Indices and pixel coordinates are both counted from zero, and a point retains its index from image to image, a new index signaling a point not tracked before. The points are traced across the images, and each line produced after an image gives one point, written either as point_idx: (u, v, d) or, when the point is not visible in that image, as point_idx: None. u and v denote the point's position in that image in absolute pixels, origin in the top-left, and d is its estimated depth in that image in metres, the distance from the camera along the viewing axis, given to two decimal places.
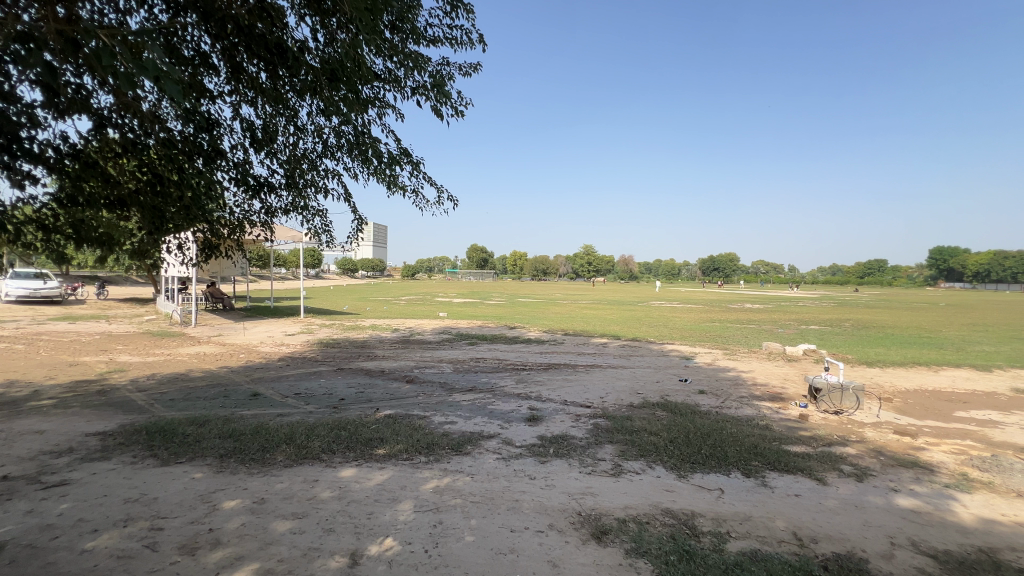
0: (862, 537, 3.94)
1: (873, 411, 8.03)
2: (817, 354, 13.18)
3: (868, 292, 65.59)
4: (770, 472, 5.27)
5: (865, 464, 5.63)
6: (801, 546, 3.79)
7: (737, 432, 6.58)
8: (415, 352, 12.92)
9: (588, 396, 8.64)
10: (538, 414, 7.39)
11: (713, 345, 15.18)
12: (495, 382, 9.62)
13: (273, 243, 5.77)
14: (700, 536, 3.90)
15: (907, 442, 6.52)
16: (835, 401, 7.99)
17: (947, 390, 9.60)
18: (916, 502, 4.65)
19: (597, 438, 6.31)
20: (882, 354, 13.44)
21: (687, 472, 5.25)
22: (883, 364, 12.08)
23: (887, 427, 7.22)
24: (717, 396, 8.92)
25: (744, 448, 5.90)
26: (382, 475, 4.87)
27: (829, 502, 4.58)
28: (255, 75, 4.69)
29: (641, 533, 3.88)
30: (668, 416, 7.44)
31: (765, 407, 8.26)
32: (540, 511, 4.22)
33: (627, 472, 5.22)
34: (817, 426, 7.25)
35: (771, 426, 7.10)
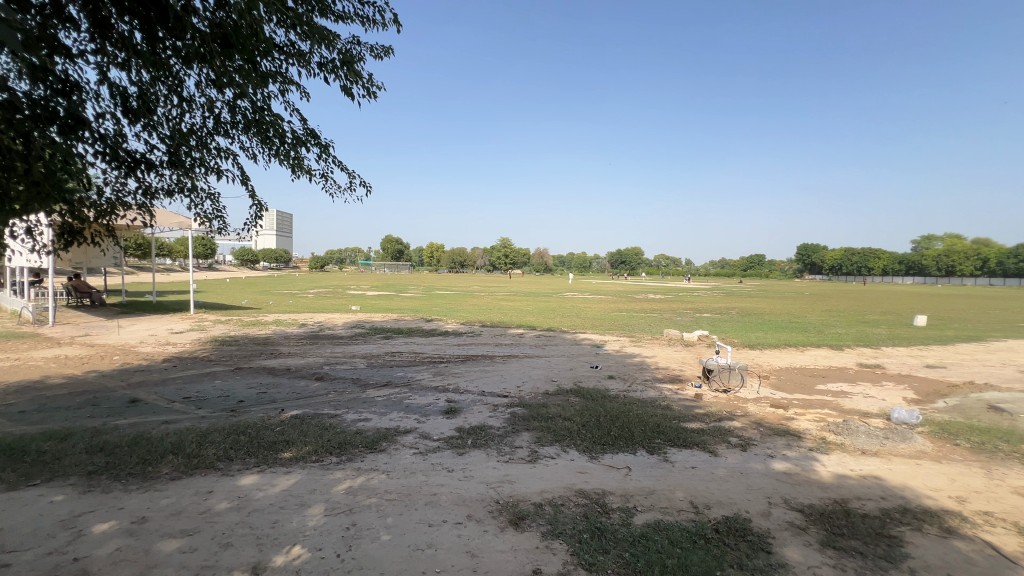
0: (746, 499, 4.44)
1: (753, 388, 9.07)
2: (709, 339, 14.58)
3: (754, 283, 73.40)
4: (670, 448, 5.74)
5: (748, 435, 6.34)
6: (696, 513, 4.17)
7: (642, 413, 7.08)
8: (325, 347, 12.21)
9: (505, 386, 8.78)
10: (456, 406, 7.34)
11: (621, 333, 16.13)
12: (411, 376, 9.41)
13: (152, 229, 5.08)
14: (610, 513, 4.13)
15: (781, 414, 7.45)
16: (724, 380, 8.83)
17: (810, 367, 11.13)
18: (788, 465, 5.34)
19: (514, 426, 6.41)
20: (761, 337, 15.26)
21: (598, 453, 5.54)
22: (761, 346, 13.71)
23: (765, 401, 8.21)
24: (624, 381, 9.52)
25: (648, 427, 6.37)
26: (288, 480, 4.54)
27: (720, 471, 5.10)
28: (126, 34, 4.06)
29: (557, 515, 4.03)
30: (580, 401, 7.80)
31: (666, 389, 8.96)
32: (458, 503, 4.21)
33: (543, 457, 5.39)
34: (709, 404, 8.03)
35: (671, 405, 7.75)
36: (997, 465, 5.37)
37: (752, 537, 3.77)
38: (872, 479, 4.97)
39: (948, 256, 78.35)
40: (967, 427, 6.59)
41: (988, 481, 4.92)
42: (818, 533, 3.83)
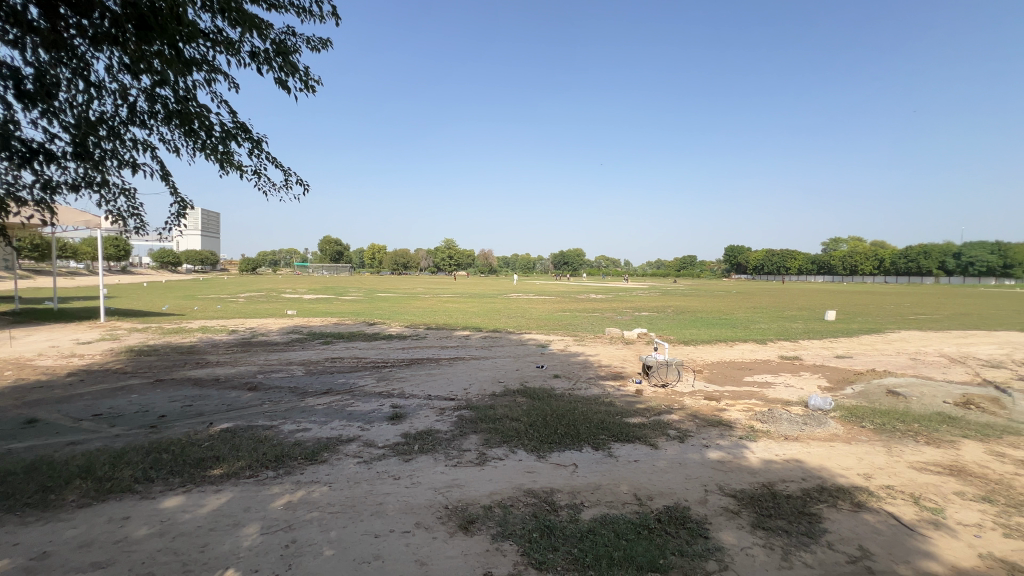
0: (685, 488, 4.67)
1: (689, 382, 9.57)
2: (648, 336, 15.23)
3: (687, 283, 77.59)
4: (614, 443, 5.93)
5: (685, 427, 6.68)
6: (639, 505, 4.33)
7: (587, 410, 7.27)
8: (259, 355, 11.51)
9: (452, 388, 8.69)
10: (401, 412, 7.15)
11: (565, 333, 16.47)
12: (353, 382, 9.08)
13: (53, 227, 4.55)
14: (558, 510, 4.20)
15: (713, 405, 7.92)
16: (662, 375, 9.26)
17: (738, 360, 11.93)
18: (721, 453, 5.68)
19: (461, 429, 6.36)
20: (694, 334, 16.17)
21: (546, 451, 5.62)
22: (695, 342, 14.51)
23: (699, 394, 8.69)
24: (569, 379, 9.72)
25: (593, 424, 6.54)
26: (218, 499, 4.22)
27: (660, 463, 5.34)
28: (20, 9, 3.63)
29: (506, 516, 4.04)
30: (526, 401, 7.88)
31: (609, 386, 9.26)
32: (406, 511, 4.10)
33: (491, 459, 5.38)
34: (649, 398, 8.39)
35: (614, 402, 8.01)
36: (896, 443, 6.02)
37: (691, 524, 3.97)
38: (794, 462, 5.40)
39: (853, 256, 86.99)
40: (871, 410, 7.33)
41: (889, 458, 5.49)
42: (748, 516, 4.10)
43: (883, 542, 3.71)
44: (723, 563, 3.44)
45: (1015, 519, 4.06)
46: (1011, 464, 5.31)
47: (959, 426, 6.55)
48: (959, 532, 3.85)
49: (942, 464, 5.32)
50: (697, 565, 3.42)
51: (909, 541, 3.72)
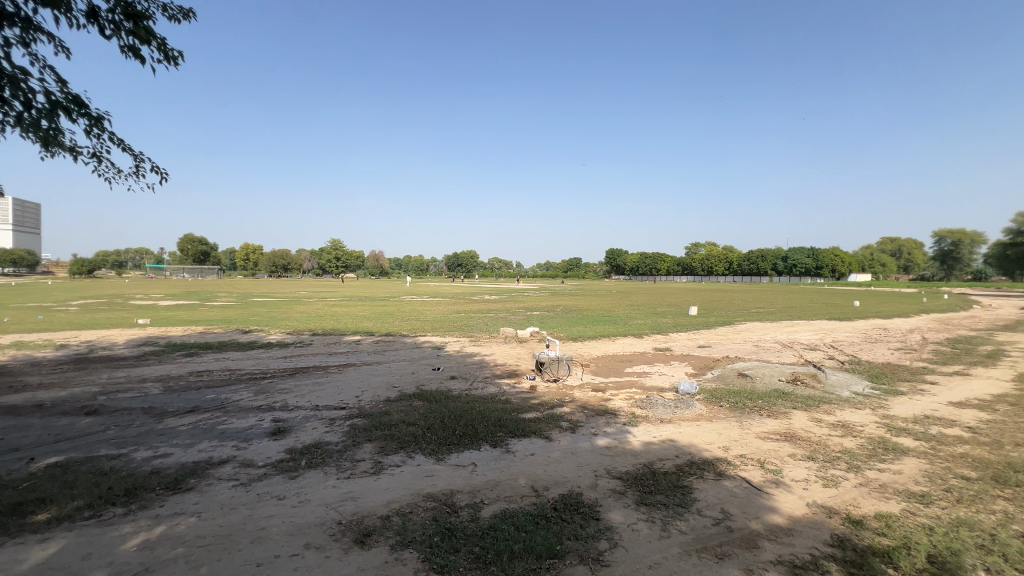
0: (577, 476, 4.97)
1: (578, 376, 10.18)
2: (541, 335, 15.88)
3: (574, 283, 82.31)
4: (511, 439, 6.08)
5: (576, 418, 7.09)
6: (536, 496, 4.50)
7: (484, 409, 7.35)
8: (100, 372, 9.73)
9: (342, 397, 8.20)
10: (284, 425, 6.55)
11: (460, 334, 16.45)
12: (225, 397, 8.10)
13: None
14: (459, 511, 4.18)
15: (600, 396, 8.52)
16: (554, 370, 9.72)
17: (620, 354, 13.00)
18: (608, 439, 6.14)
19: (354, 439, 6.03)
20: (581, 331, 17.26)
21: (444, 454, 5.57)
22: (582, 339, 15.48)
23: (587, 387, 9.29)
24: (466, 380, 9.75)
25: (491, 422, 6.64)
26: (46, 550, 3.48)
27: (555, 454, 5.61)
28: None
29: (405, 524, 3.92)
30: (423, 405, 7.73)
31: (505, 384, 9.46)
32: (293, 533, 3.77)
33: (388, 467, 5.18)
34: (542, 393, 8.75)
35: (510, 399, 8.21)
36: (746, 418, 7.04)
37: (584, 508, 4.24)
38: (669, 442, 6.03)
39: (710, 259, 99.83)
40: (726, 391, 8.48)
41: (742, 431, 6.40)
42: (633, 495, 4.50)
43: (739, 504, 4.31)
44: (613, 540, 3.72)
45: (830, 471, 4.99)
46: (826, 427, 6.52)
47: (791, 399, 7.87)
48: (793, 487, 4.63)
49: (779, 432, 6.35)
50: (591, 545, 3.65)
51: (757, 500, 4.38)
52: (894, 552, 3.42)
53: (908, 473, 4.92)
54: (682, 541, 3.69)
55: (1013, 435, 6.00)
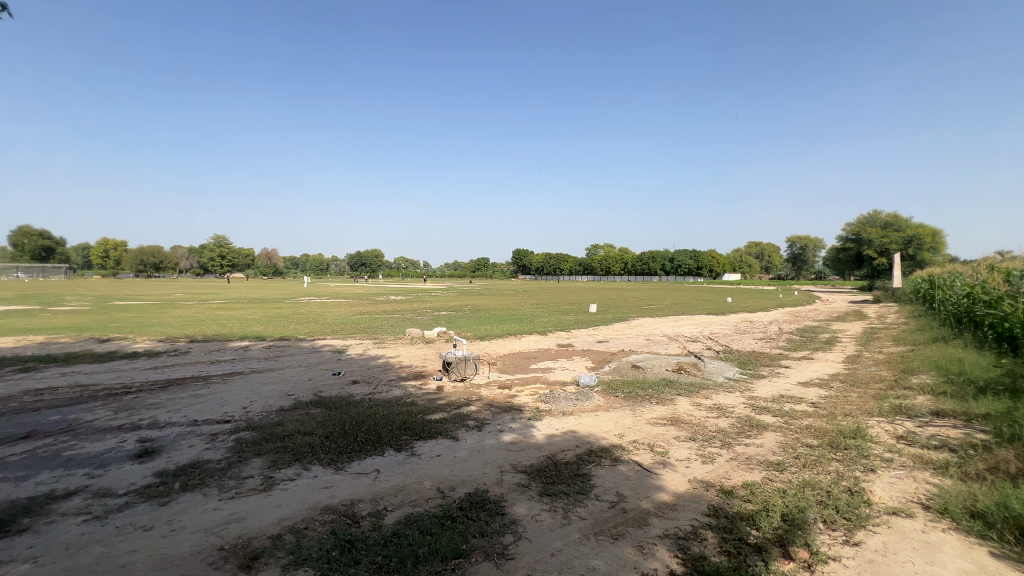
0: (483, 473, 5.01)
1: (485, 374, 10.27)
2: (448, 334, 15.74)
3: (481, 283, 82.81)
4: (417, 442, 5.95)
5: (483, 416, 7.14)
6: (442, 497, 4.45)
7: (388, 413, 7.10)
8: None
9: (226, 409, 7.40)
10: (152, 446, 5.74)
11: (363, 336, 15.71)
12: (74, 417, 6.89)
13: None
14: (359, 521, 3.99)
15: (506, 393, 8.68)
16: (461, 370, 9.70)
17: (526, 351, 13.35)
18: (514, 435, 6.27)
19: (240, 454, 5.47)
20: (488, 329, 17.42)
21: (344, 462, 5.28)
22: (489, 337, 15.64)
23: (494, 385, 9.41)
24: (369, 384, 9.33)
25: (395, 426, 6.43)
26: None
27: (461, 453, 5.59)
28: None
29: (299, 541, 3.65)
30: (321, 412, 7.25)
31: (411, 386, 9.21)
32: (163, 567, 3.32)
33: (280, 482, 4.77)
34: (449, 393, 8.68)
35: (416, 401, 8.03)
36: (638, 406, 7.62)
37: (490, 504, 4.28)
38: (570, 433, 6.33)
39: (608, 259, 106.54)
40: (621, 382, 9.11)
41: (635, 418, 6.92)
42: (537, 487, 4.64)
43: (632, 485, 4.66)
44: (517, 533, 3.81)
45: (707, 449, 5.58)
46: (704, 409, 7.29)
47: (676, 387, 8.67)
48: (677, 466, 5.11)
49: (666, 417, 6.96)
50: (496, 541, 3.70)
51: (647, 480, 4.76)
52: (757, 515, 3.93)
53: (768, 445, 5.68)
54: (581, 526, 3.89)
55: (844, 407, 7.22)
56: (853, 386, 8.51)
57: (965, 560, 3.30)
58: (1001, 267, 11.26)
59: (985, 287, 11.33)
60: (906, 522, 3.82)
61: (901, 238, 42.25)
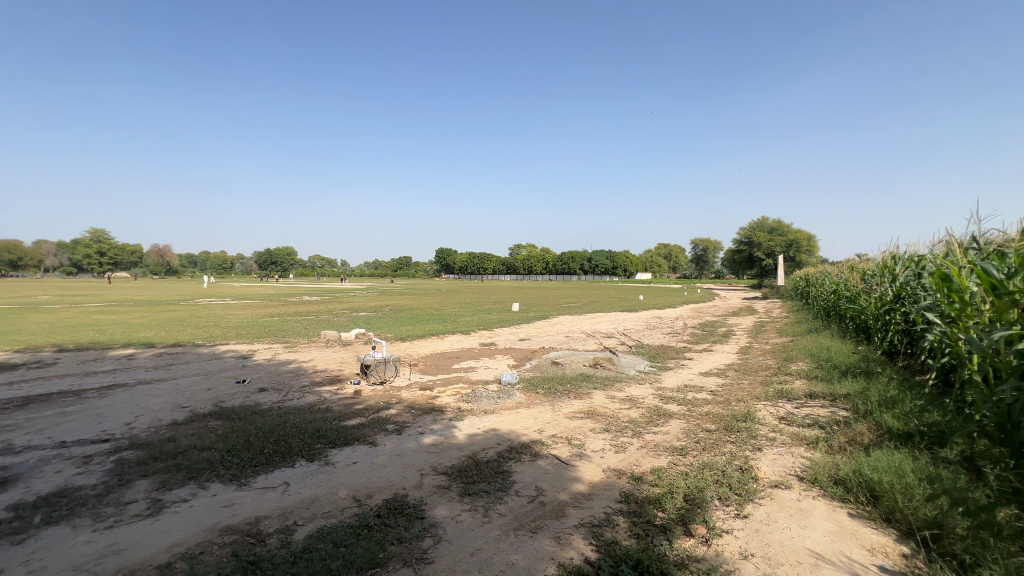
0: (402, 477, 4.88)
1: (406, 376, 10.00)
2: (367, 336, 15.13)
3: (402, 283, 80.58)
4: (331, 450, 5.65)
5: (403, 419, 6.96)
6: (359, 506, 4.27)
7: (300, 421, 6.66)
8: None
9: (104, 427, 6.50)
10: (5, 475, 4.89)
11: (273, 340, 14.61)
12: None
13: None
14: (265, 539, 3.71)
15: (428, 394, 8.53)
16: (380, 372, 9.36)
17: (448, 351, 13.22)
18: (435, 436, 6.19)
19: (121, 477, 4.83)
20: (410, 330, 17.00)
21: (249, 477, 4.87)
22: (410, 338, 15.26)
23: (416, 386, 9.20)
24: (279, 391, 8.70)
25: (308, 435, 6.05)
26: None
27: (379, 458, 5.40)
28: None
29: (193, 568, 3.31)
30: (222, 424, 6.62)
31: (325, 391, 8.73)
32: None
33: (171, 504, 4.29)
34: (368, 397, 8.35)
35: (331, 407, 7.62)
36: (557, 401, 7.86)
37: (409, 509, 4.18)
38: (492, 431, 6.38)
39: (530, 259, 108.74)
40: (541, 379, 9.35)
41: (554, 413, 7.14)
42: (458, 487, 4.62)
43: (550, 479, 4.80)
44: (437, 536, 3.76)
45: (620, 439, 5.91)
46: (618, 402, 7.71)
47: (592, 381, 9.08)
48: (592, 457, 5.35)
49: (583, 411, 7.26)
50: (415, 546, 3.62)
51: (564, 473, 4.93)
52: (662, 498, 4.23)
53: (673, 432, 6.14)
54: (501, 523, 3.93)
55: (737, 393, 8.01)
56: (744, 375, 9.46)
57: (830, 522, 3.81)
58: (859, 267, 13.15)
59: (847, 284, 13.15)
60: (784, 493, 4.33)
61: (783, 241, 47.74)
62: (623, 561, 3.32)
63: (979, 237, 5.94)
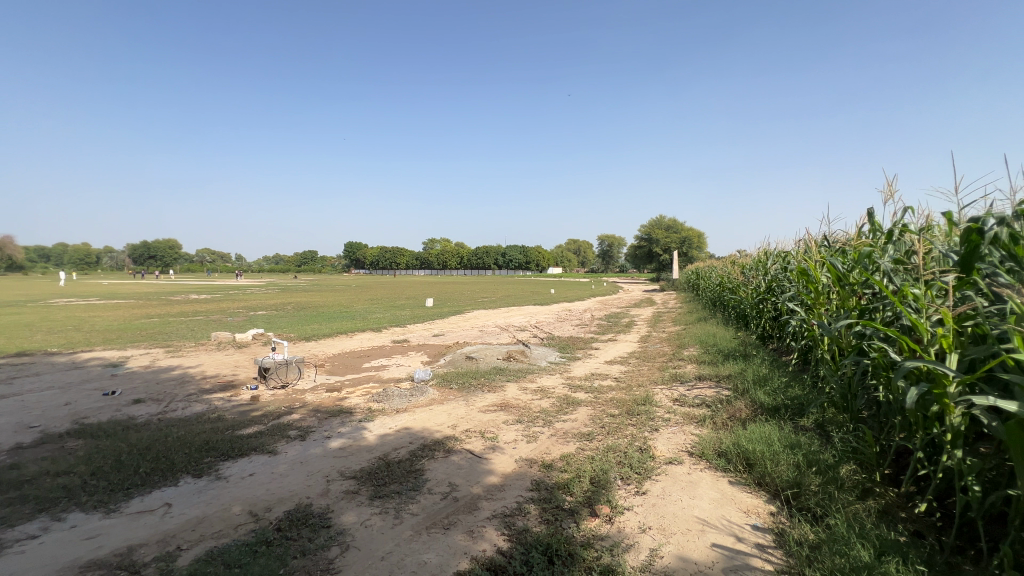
0: (306, 486, 4.58)
1: (310, 378, 9.39)
2: (265, 336, 13.95)
3: (307, 279, 75.47)
4: (223, 463, 5.14)
5: (307, 424, 6.53)
6: (255, 521, 3.94)
7: (185, 434, 5.97)
8: None
9: None
10: None
11: (150, 345, 12.87)
12: None
13: None
14: (140, 571, 3.28)
15: (335, 396, 8.10)
16: (281, 376, 8.69)
17: (358, 349, 12.64)
18: (342, 440, 5.89)
19: None
20: (315, 329, 15.99)
21: (120, 502, 4.27)
22: (316, 337, 14.36)
23: (322, 388, 8.68)
24: (158, 402, 7.70)
25: (195, 449, 5.44)
26: None
27: (279, 468, 5.02)
28: None
29: None
30: (84, 444, 5.72)
31: (216, 399, 7.90)
32: None
33: (13, 544, 3.63)
34: (267, 403, 7.71)
35: (223, 416, 6.92)
36: (471, 396, 7.88)
37: (313, 519, 3.94)
38: (404, 430, 6.22)
39: (444, 253, 107.47)
40: (455, 374, 9.31)
41: (468, 408, 7.15)
42: (367, 491, 4.44)
43: (464, 473, 4.81)
44: (345, 544, 3.59)
45: (532, 428, 6.09)
46: (530, 393, 7.93)
47: (506, 374, 9.24)
48: (505, 448, 5.45)
49: (496, 403, 7.36)
50: (320, 557, 3.43)
51: (477, 466, 4.96)
52: (570, 483, 4.43)
53: (581, 419, 6.45)
54: (413, 523, 3.86)
55: (637, 379, 8.63)
56: (644, 361, 10.22)
57: (714, 490, 4.26)
58: (738, 262, 14.79)
59: (729, 277, 14.72)
60: (677, 468, 4.75)
61: (678, 238, 52.11)
62: (533, 547, 3.42)
63: (829, 236, 6.95)
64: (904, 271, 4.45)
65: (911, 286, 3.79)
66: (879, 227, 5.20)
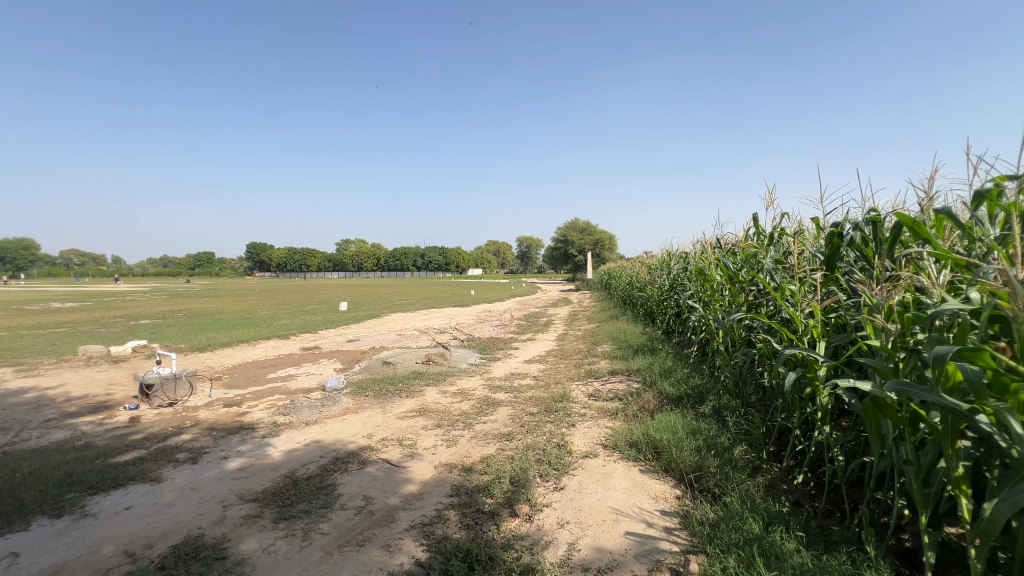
0: (196, 515, 4.09)
1: (205, 393, 8.46)
2: (149, 348, 12.34)
3: (201, 283, 68.23)
4: (91, 498, 4.43)
5: (199, 445, 5.85)
6: (132, 562, 3.43)
7: (39, 467, 5.05)
8: None
9: None
10: None
11: None
12: None
13: None
14: None
15: (234, 411, 7.36)
16: (169, 393, 7.76)
17: (261, 359, 11.63)
18: (241, 459, 5.36)
19: None
20: (211, 338, 14.47)
21: None
22: (212, 347, 12.99)
23: (218, 403, 7.85)
24: (4, 432, 6.45)
25: (53, 484, 4.63)
26: None
27: (164, 497, 4.44)
28: None
29: None
30: None
31: (84, 424, 6.81)
32: None
33: None
34: (150, 424, 6.81)
35: (92, 442, 5.98)
36: (388, 402, 7.58)
37: (206, 551, 3.52)
38: (313, 444, 5.81)
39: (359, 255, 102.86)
40: (371, 380, 8.91)
41: (384, 415, 6.86)
42: (270, 513, 4.07)
43: (379, 485, 4.58)
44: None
45: (451, 432, 5.98)
46: (450, 396, 7.81)
47: (425, 377, 9.03)
48: (424, 455, 5.29)
49: (415, 408, 7.16)
50: None
51: (394, 476, 4.76)
52: (491, 485, 4.40)
53: (501, 419, 6.46)
54: (324, 543, 3.60)
55: (555, 376, 8.88)
56: (561, 359, 10.55)
57: (627, 480, 4.48)
58: (645, 263, 15.83)
59: (638, 277, 15.70)
60: (592, 461, 4.93)
61: (592, 241, 54.52)
62: (453, 555, 3.34)
63: (721, 239, 7.66)
64: (782, 269, 5.01)
65: (788, 283, 4.27)
66: (762, 230, 5.82)
